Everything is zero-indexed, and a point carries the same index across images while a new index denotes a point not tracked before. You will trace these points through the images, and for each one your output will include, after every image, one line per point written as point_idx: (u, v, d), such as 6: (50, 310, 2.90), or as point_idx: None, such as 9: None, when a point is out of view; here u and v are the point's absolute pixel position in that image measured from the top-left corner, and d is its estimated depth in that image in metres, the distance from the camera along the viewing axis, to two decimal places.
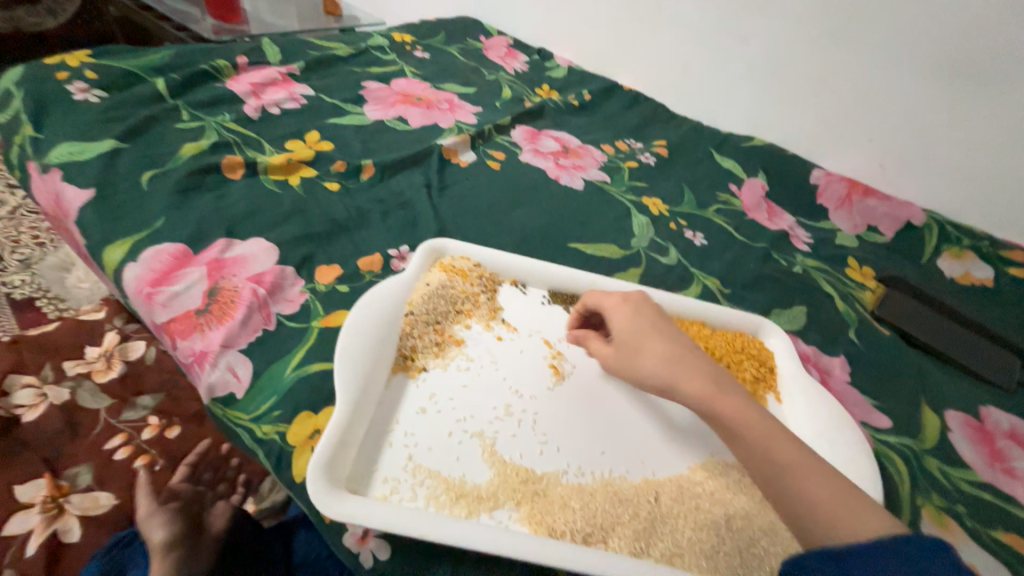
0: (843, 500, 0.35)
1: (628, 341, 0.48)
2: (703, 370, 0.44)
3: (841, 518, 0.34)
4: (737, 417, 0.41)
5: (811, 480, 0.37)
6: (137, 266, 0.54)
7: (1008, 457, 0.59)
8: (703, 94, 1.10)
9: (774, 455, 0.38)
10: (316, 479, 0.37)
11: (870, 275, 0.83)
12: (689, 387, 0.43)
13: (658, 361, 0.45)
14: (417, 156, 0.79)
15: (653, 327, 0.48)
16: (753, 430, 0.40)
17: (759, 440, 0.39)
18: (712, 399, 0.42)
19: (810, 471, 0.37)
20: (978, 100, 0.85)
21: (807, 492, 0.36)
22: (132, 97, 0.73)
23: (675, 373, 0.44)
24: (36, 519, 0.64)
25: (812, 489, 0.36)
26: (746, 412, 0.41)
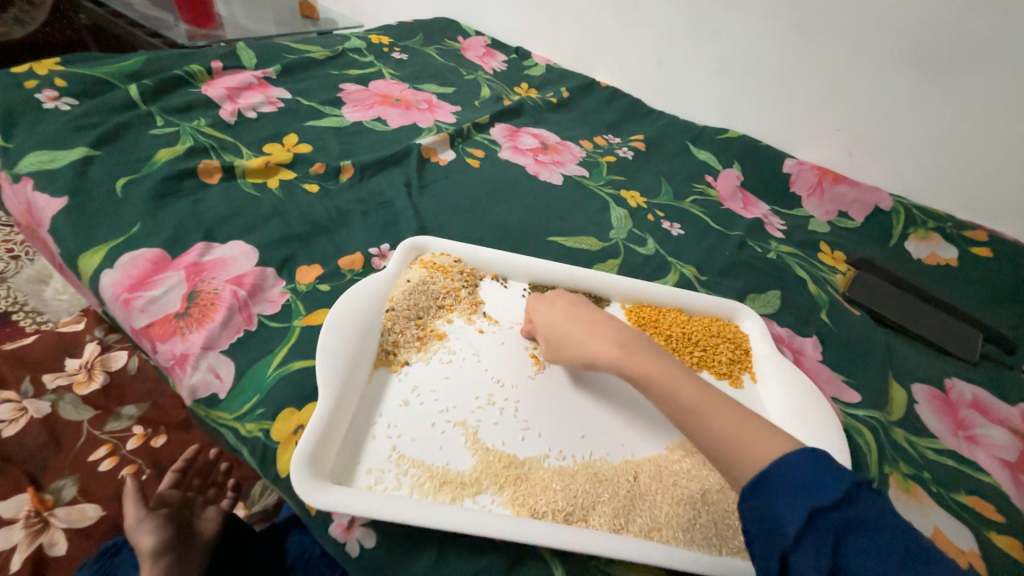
0: (754, 436, 0.36)
1: (555, 327, 0.50)
2: (608, 335, 0.45)
3: (745, 450, 0.35)
4: (645, 374, 0.41)
5: (722, 421, 0.37)
6: (114, 272, 0.54)
7: (971, 425, 0.62)
8: (678, 88, 1.12)
9: (682, 406, 0.39)
10: (300, 471, 0.38)
11: (841, 259, 0.86)
12: (602, 356, 0.44)
13: (578, 338, 0.47)
14: (396, 155, 0.80)
15: (569, 313, 0.50)
16: (661, 382, 0.41)
17: (671, 395, 0.40)
18: (621, 361, 0.43)
19: (720, 413, 0.38)
20: (943, 88, 0.86)
21: (721, 437, 0.36)
22: (104, 104, 0.73)
23: (589, 345, 0.46)
24: (20, 534, 0.64)
25: (724, 431, 0.37)
26: (656, 366, 0.42)
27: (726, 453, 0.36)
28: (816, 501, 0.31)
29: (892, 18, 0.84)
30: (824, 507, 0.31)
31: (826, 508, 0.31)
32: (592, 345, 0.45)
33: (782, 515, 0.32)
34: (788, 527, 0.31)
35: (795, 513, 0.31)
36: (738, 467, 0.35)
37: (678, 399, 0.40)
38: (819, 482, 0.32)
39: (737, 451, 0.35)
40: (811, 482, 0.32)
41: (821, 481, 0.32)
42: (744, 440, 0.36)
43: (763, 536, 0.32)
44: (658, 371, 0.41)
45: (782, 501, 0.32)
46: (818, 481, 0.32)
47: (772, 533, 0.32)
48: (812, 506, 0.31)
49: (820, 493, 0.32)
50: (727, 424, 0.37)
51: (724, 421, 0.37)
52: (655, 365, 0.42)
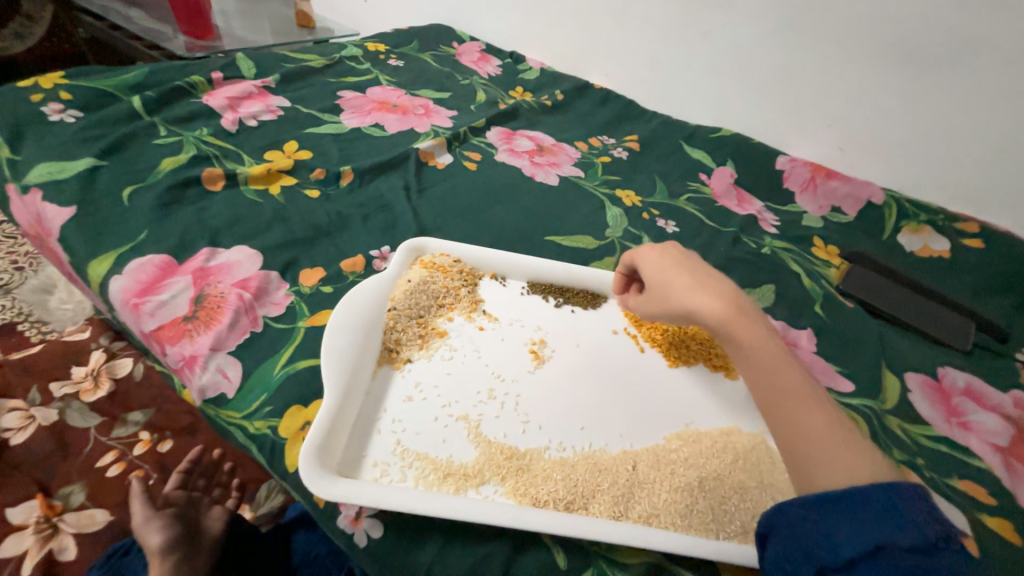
0: (834, 433, 0.38)
1: (657, 281, 0.51)
2: (726, 296, 0.47)
3: (833, 457, 0.37)
4: (751, 342, 0.44)
5: (814, 414, 0.39)
6: (123, 278, 0.55)
7: (963, 412, 0.63)
8: (671, 89, 1.14)
9: (777, 383, 0.41)
10: (308, 463, 0.39)
11: (835, 253, 0.87)
12: (711, 311, 0.45)
13: (684, 292, 0.48)
14: (394, 160, 0.81)
15: (680, 262, 0.50)
16: (769, 359, 0.43)
17: (765, 365, 0.42)
18: (732, 322, 0.45)
19: (811, 405, 0.40)
20: (931, 84, 0.88)
21: (805, 418, 0.39)
22: (109, 116, 0.75)
23: (699, 301, 0.46)
24: (30, 540, 0.65)
25: (810, 423, 0.39)
26: (765, 341, 0.44)
27: (799, 436, 0.39)
28: (886, 536, 0.32)
29: (879, 17, 0.86)
30: (892, 544, 0.32)
31: (895, 546, 0.32)
32: (707, 301, 0.46)
33: (841, 538, 0.33)
34: (842, 551, 0.33)
35: (857, 541, 0.33)
36: (810, 465, 0.37)
37: (770, 373, 0.42)
38: (897, 524, 0.32)
39: (818, 441, 0.38)
40: (887, 522, 0.32)
41: (904, 523, 0.32)
42: (822, 433, 0.38)
43: (808, 545, 0.34)
44: (764, 344, 0.43)
45: (845, 526, 0.33)
46: (896, 521, 0.32)
47: (819, 548, 0.34)
48: (880, 540, 0.32)
49: (896, 532, 0.32)
50: (813, 412, 0.39)
51: (805, 410, 0.39)
52: (761, 338, 0.44)
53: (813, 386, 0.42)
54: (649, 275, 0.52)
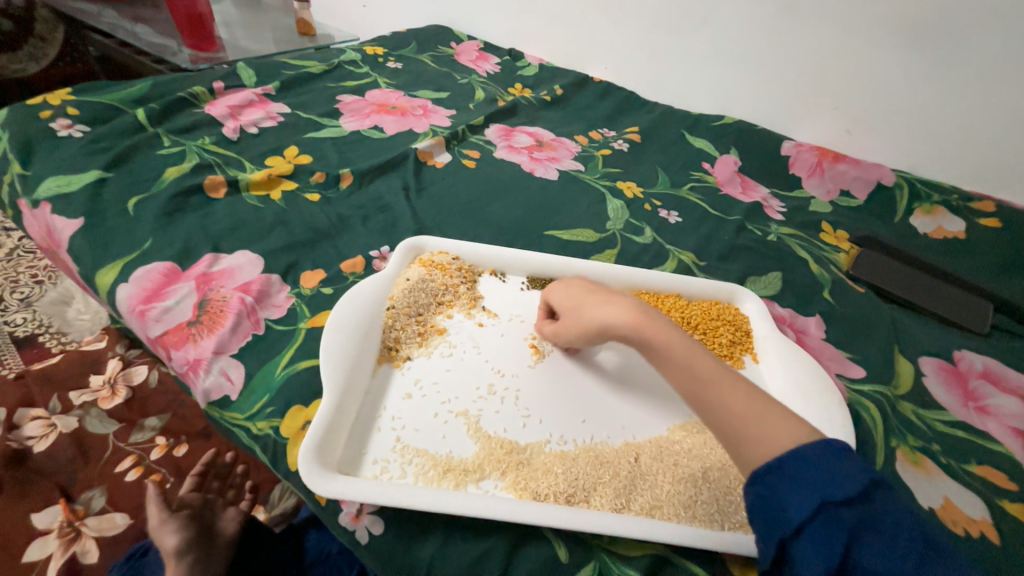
0: (757, 413, 0.37)
1: (572, 304, 0.51)
2: (629, 304, 0.46)
3: (759, 432, 0.36)
4: (662, 341, 0.43)
5: (731, 396, 0.38)
6: (129, 286, 0.57)
7: (982, 396, 0.61)
8: (670, 78, 1.12)
9: (700, 375, 0.40)
10: (308, 461, 0.39)
11: (844, 238, 0.85)
12: (620, 322, 0.45)
13: (596, 308, 0.48)
14: (393, 161, 0.82)
15: (588, 289, 0.51)
16: (675, 351, 0.42)
17: (682, 371, 0.41)
18: (642, 326, 0.44)
19: (728, 388, 0.39)
20: (941, 57, 0.84)
21: (728, 410, 0.38)
22: (114, 129, 0.76)
23: (609, 313, 0.46)
24: (55, 544, 0.67)
25: (731, 405, 0.38)
26: (674, 339, 0.43)
27: (732, 429, 0.37)
28: (828, 493, 0.31)
29: None
30: (836, 499, 0.31)
31: (837, 502, 0.31)
32: (613, 311, 0.46)
33: (790, 504, 0.32)
34: (793, 516, 0.32)
35: (802, 504, 0.32)
36: (743, 444, 0.36)
37: (689, 376, 0.41)
38: (834, 477, 0.32)
39: (744, 428, 0.37)
40: (825, 476, 0.32)
41: (840, 474, 0.32)
42: (748, 420, 0.37)
43: (765, 519, 0.33)
44: (677, 344, 0.42)
45: (790, 491, 0.33)
46: (832, 474, 0.32)
47: (772, 520, 0.33)
48: (823, 497, 0.31)
49: (836, 488, 0.32)
50: (736, 399, 0.38)
51: (726, 399, 0.38)
52: (671, 338, 0.43)
53: (729, 370, 0.41)
54: (559, 302, 0.53)
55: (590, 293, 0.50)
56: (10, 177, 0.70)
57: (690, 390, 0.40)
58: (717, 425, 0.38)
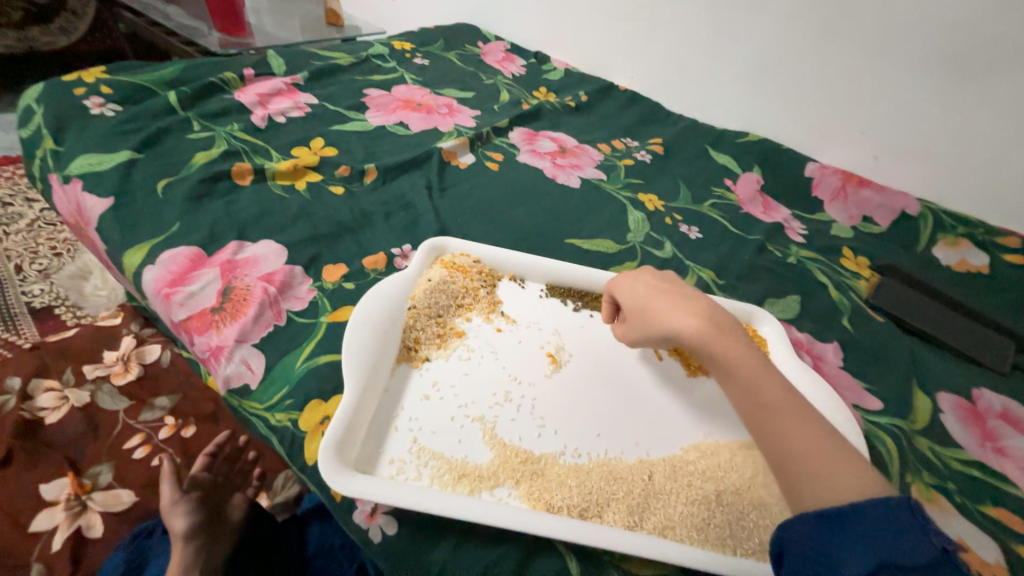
0: (819, 448, 0.38)
1: (634, 305, 0.50)
2: (704, 315, 0.45)
3: (822, 474, 0.36)
4: (731, 359, 0.43)
5: (801, 429, 0.39)
6: (155, 268, 0.57)
7: (999, 437, 0.60)
8: (697, 92, 1.12)
9: (761, 399, 0.41)
10: (327, 458, 0.40)
11: (865, 265, 0.84)
12: (687, 330, 0.44)
13: (665, 311, 0.47)
14: (418, 159, 0.82)
15: (656, 287, 0.50)
16: (748, 375, 0.42)
17: (742, 394, 0.42)
18: (711, 340, 0.43)
19: (800, 424, 0.39)
20: (975, 91, 0.84)
21: (788, 437, 0.39)
22: (146, 110, 0.77)
23: (679, 318, 0.45)
24: (61, 516, 0.68)
25: (795, 438, 0.38)
26: (746, 357, 0.43)
27: (787, 459, 0.38)
28: (895, 557, 0.31)
29: (920, 18, 0.83)
30: (901, 564, 0.31)
31: (903, 568, 0.31)
32: (685, 319, 0.45)
33: (847, 557, 0.32)
34: (849, 570, 0.32)
35: (863, 560, 0.32)
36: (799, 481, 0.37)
37: (753, 396, 0.41)
38: (904, 542, 0.32)
39: (798, 460, 0.38)
40: (896, 539, 0.32)
41: (912, 542, 0.32)
42: (805, 451, 0.38)
43: (814, 562, 0.33)
44: (746, 362, 0.42)
45: (850, 545, 0.33)
46: (904, 539, 0.32)
47: (824, 566, 0.33)
48: (888, 559, 0.31)
49: (905, 553, 0.31)
50: (795, 430, 0.39)
51: (795, 429, 0.39)
52: (743, 354, 0.43)
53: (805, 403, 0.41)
54: (625, 300, 0.51)
55: (657, 293, 0.49)
56: (43, 152, 0.71)
57: (750, 407, 0.41)
58: (771, 445, 0.39)
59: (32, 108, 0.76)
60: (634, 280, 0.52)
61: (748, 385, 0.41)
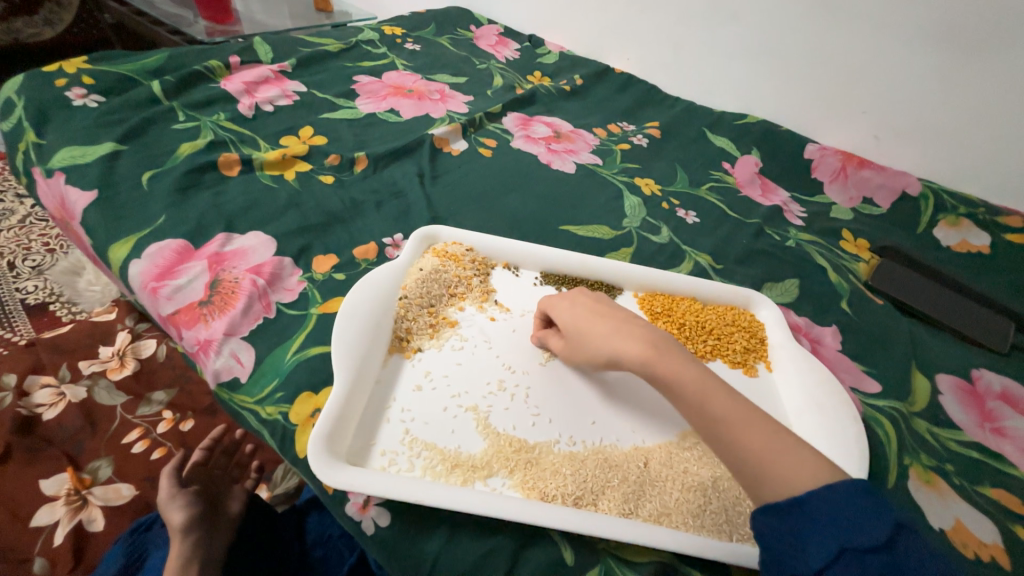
0: (776, 450, 0.36)
1: (573, 328, 0.48)
2: (640, 334, 0.44)
3: (781, 470, 0.35)
4: (672, 375, 0.41)
5: (749, 432, 0.37)
6: (142, 262, 0.56)
7: (999, 418, 0.60)
8: (694, 74, 1.09)
9: (709, 411, 0.39)
10: (316, 451, 0.39)
11: (864, 247, 0.83)
12: (628, 356, 0.43)
13: (601, 337, 0.46)
14: (409, 146, 0.80)
15: (592, 310, 0.49)
16: (688, 385, 0.40)
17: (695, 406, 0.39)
18: (651, 361, 0.42)
19: (747, 424, 0.38)
20: (978, 66, 0.81)
21: (743, 446, 0.36)
22: (130, 100, 0.75)
23: (616, 343, 0.45)
24: (62, 511, 0.68)
25: (747, 442, 0.36)
26: (687, 371, 0.41)
27: (744, 466, 0.36)
28: (853, 539, 0.31)
29: None
30: (860, 547, 0.30)
31: (861, 549, 0.30)
32: (623, 344, 0.44)
33: (808, 546, 0.31)
34: (813, 560, 0.31)
35: (824, 548, 0.31)
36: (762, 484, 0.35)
37: (702, 410, 0.39)
38: (862, 522, 0.31)
39: (759, 465, 0.35)
40: (852, 522, 0.31)
41: (868, 521, 0.31)
42: (763, 455, 0.36)
43: (779, 553, 0.33)
44: (688, 375, 0.41)
45: (809, 535, 0.32)
46: (859, 518, 0.31)
47: (788, 556, 0.32)
48: (846, 542, 0.31)
49: (862, 534, 0.31)
50: (749, 434, 0.37)
51: (743, 436, 0.37)
52: (683, 368, 0.41)
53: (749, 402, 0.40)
54: (563, 323, 0.50)
55: (594, 316, 0.48)
56: (25, 145, 0.70)
57: (701, 422, 0.39)
58: (728, 457, 0.37)
59: (12, 100, 0.74)
60: (573, 300, 0.51)
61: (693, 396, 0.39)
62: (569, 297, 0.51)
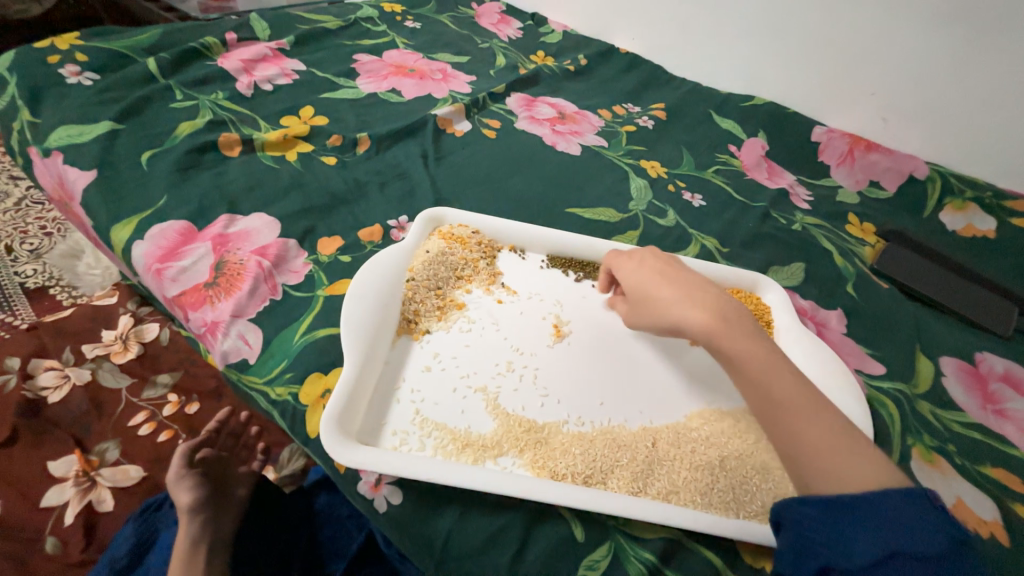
0: (831, 442, 0.36)
1: (639, 286, 0.49)
2: (714, 308, 0.44)
3: (832, 464, 0.35)
4: (743, 354, 0.41)
5: (808, 420, 0.37)
6: (145, 243, 0.56)
7: (1000, 399, 0.60)
8: (701, 54, 1.07)
9: (773, 393, 0.39)
10: (329, 431, 0.39)
11: (870, 231, 0.83)
12: (695, 325, 0.43)
13: (669, 303, 0.46)
14: (411, 127, 0.79)
15: (661, 274, 0.49)
16: (753, 366, 0.40)
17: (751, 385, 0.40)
18: (717, 335, 0.42)
19: (809, 412, 0.38)
20: (991, 47, 0.79)
21: (798, 430, 0.37)
22: (126, 78, 0.74)
23: (685, 312, 0.44)
24: (71, 491, 0.68)
25: (804, 430, 0.37)
26: (758, 352, 0.41)
27: (795, 450, 0.37)
28: (903, 544, 0.30)
29: None
30: (910, 552, 0.30)
31: (911, 555, 0.30)
32: (691, 312, 0.44)
33: (853, 544, 0.31)
34: (855, 557, 0.31)
35: (871, 548, 0.31)
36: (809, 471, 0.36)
37: (761, 387, 0.39)
38: (917, 532, 0.31)
39: (811, 455, 0.36)
40: (906, 528, 0.31)
41: (924, 531, 0.31)
42: (815, 444, 0.36)
43: (815, 547, 0.32)
44: (758, 355, 0.41)
45: (852, 531, 0.32)
46: (914, 527, 0.31)
47: (826, 550, 0.32)
48: (896, 547, 0.30)
49: (916, 541, 0.30)
50: (808, 423, 0.37)
51: (804, 420, 0.37)
52: (754, 348, 0.42)
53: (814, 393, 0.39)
54: (627, 283, 0.51)
55: (663, 281, 0.48)
56: (19, 124, 0.68)
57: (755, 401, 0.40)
58: (779, 437, 0.38)
59: (4, 78, 0.72)
60: (640, 261, 0.51)
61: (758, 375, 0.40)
62: (637, 256, 0.52)
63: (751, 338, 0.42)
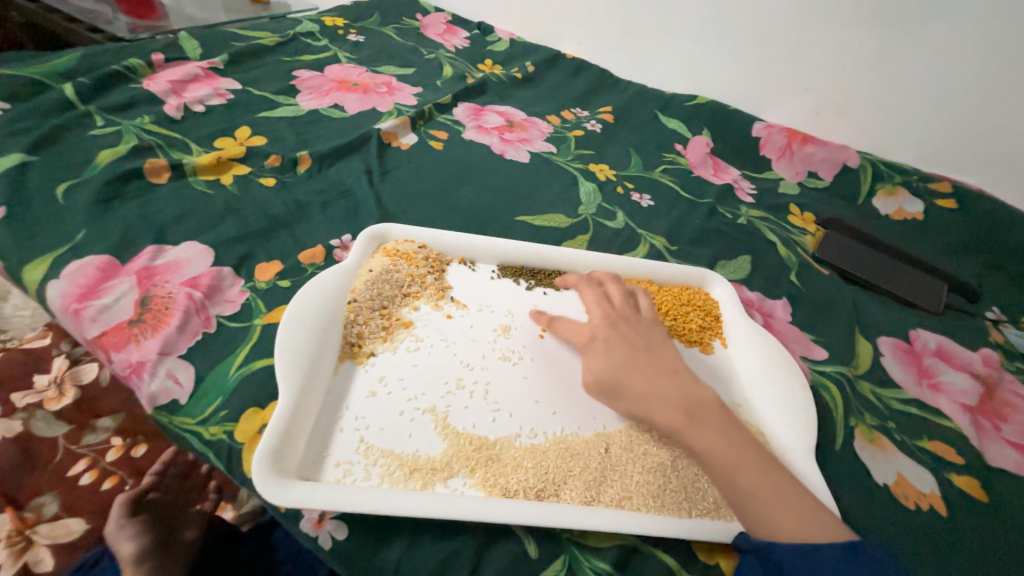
0: (799, 515, 0.38)
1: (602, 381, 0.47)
2: (673, 397, 0.44)
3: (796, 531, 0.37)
4: (709, 446, 0.41)
5: (776, 500, 0.39)
6: (60, 283, 0.52)
7: (934, 373, 0.63)
8: (643, 57, 1.10)
9: (740, 483, 0.39)
10: (262, 469, 0.37)
11: (811, 220, 0.86)
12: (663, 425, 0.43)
13: (633, 395, 0.45)
14: (355, 142, 0.77)
15: (628, 363, 0.47)
16: (722, 457, 0.40)
17: (712, 446, 0.41)
18: (684, 431, 0.42)
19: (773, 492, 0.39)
20: (906, 40, 0.84)
21: (773, 515, 0.38)
22: (38, 106, 0.69)
23: (650, 407, 0.44)
24: (3, 554, 0.62)
25: (773, 511, 0.38)
26: (718, 441, 0.41)
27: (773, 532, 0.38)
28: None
29: None
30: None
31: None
32: (655, 408, 0.43)
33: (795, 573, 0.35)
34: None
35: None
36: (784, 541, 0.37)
37: (723, 454, 0.40)
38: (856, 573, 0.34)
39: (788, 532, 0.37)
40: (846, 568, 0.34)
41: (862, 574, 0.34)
42: (794, 522, 0.38)
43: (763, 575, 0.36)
44: (719, 444, 0.41)
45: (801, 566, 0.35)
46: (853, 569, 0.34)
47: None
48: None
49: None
50: (774, 504, 0.38)
51: (772, 502, 0.39)
52: (720, 439, 0.41)
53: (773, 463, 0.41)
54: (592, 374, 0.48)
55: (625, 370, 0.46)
56: None
57: (719, 468, 0.40)
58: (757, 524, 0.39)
59: None
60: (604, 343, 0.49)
61: (725, 466, 0.40)
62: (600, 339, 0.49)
63: (706, 422, 0.42)
